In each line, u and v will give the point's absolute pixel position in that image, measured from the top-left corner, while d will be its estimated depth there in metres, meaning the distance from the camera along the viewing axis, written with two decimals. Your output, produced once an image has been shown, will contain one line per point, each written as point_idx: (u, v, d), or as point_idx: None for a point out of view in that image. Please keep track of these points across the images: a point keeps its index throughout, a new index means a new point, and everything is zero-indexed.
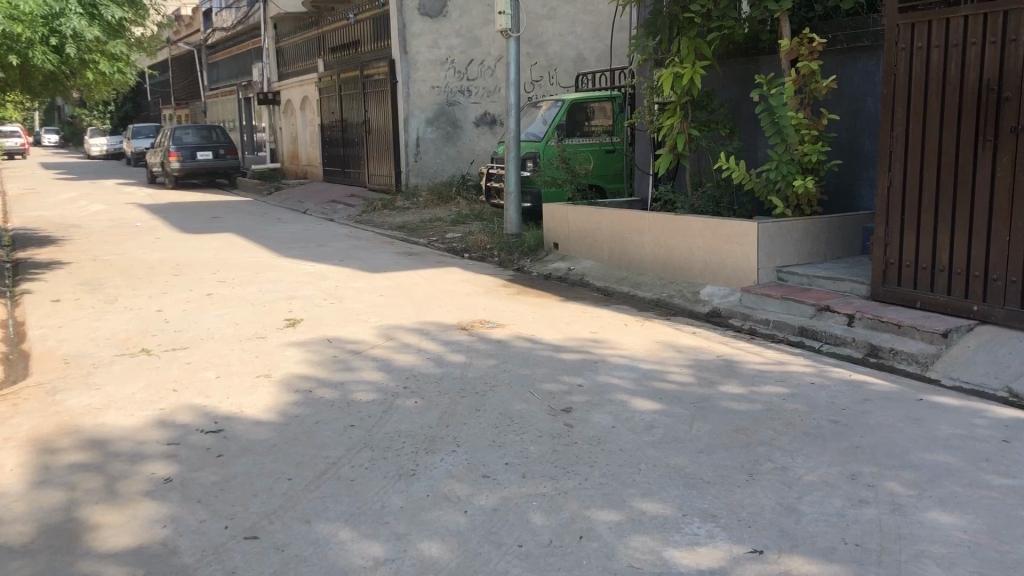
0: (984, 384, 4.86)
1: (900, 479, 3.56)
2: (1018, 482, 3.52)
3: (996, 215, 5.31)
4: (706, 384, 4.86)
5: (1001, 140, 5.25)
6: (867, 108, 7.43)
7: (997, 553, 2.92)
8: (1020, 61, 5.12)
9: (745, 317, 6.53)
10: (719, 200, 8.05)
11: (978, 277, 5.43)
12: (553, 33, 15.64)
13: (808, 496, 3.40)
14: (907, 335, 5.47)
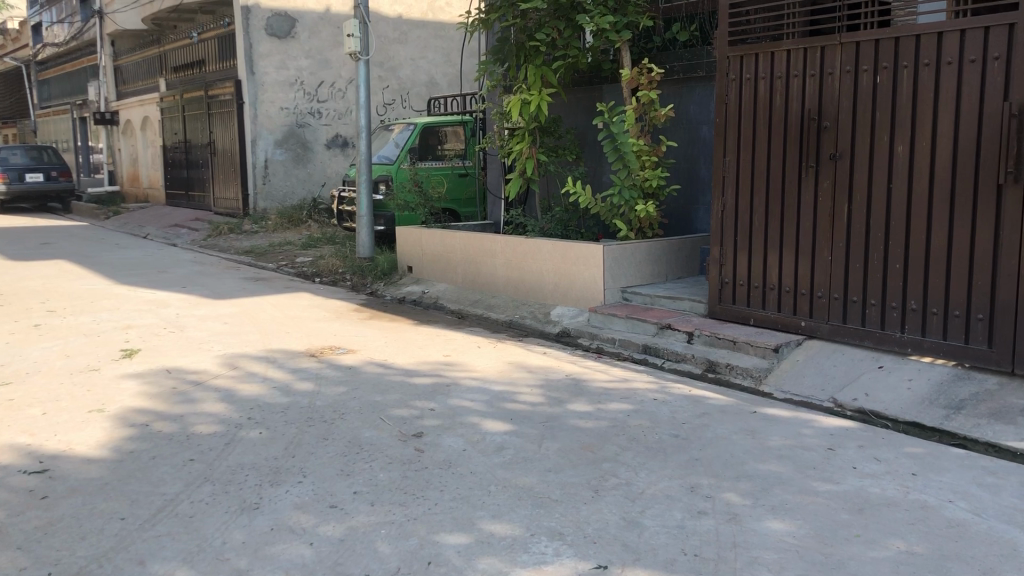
0: (811, 395, 5.16)
1: (736, 489, 3.73)
2: (842, 487, 3.75)
3: (819, 237, 5.67)
4: (554, 403, 4.95)
5: (822, 167, 5.62)
6: (703, 136, 7.82)
7: (822, 556, 3.10)
8: (836, 93, 5.52)
9: (593, 337, 6.70)
10: (567, 223, 8.26)
11: (805, 295, 5.78)
12: (405, 57, 15.68)
13: (650, 509, 3.52)
14: (742, 351, 5.76)
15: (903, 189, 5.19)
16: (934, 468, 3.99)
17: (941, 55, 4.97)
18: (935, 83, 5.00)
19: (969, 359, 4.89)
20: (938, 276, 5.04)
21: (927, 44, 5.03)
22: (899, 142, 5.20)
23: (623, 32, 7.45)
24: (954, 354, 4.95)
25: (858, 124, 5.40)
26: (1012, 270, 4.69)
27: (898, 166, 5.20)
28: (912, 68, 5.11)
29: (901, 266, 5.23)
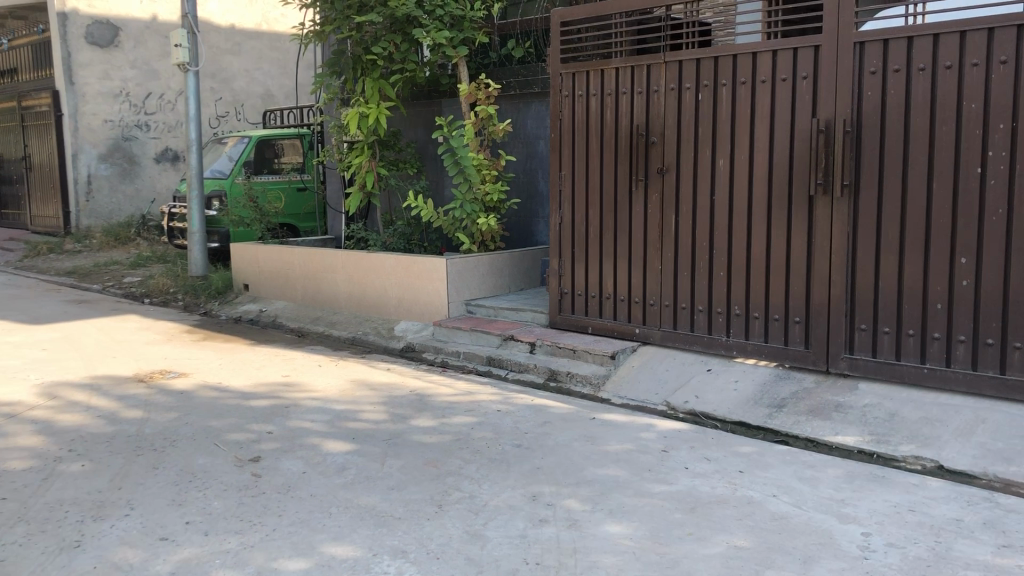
0: (647, 400, 5.35)
1: (576, 495, 3.81)
2: (675, 487, 3.90)
3: (650, 246, 5.90)
4: (397, 420, 4.91)
5: (651, 180, 5.85)
6: (540, 150, 7.98)
7: (657, 556, 3.21)
8: (662, 110, 5.76)
9: (437, 351, 6.71)
10: (410, 237, 8.23)
11: (638, 303, 6.00)
12: (239, 68, 15.22)
13: (493, 521, 3.54)
14: (581, 359, 5.90)
15: (725, 200, 5.47)
16: (759, 464, 4.22)
17: (756, 74, 5.28)
18: (752, 101, 5.31)
19: (789, 360, 5.21)
20: (759, 283, 5.35)
21: (744, 64, 5.34)
22: (720, 156, 5.48)
23: (459, 47, 7.54)
24: (775, 355, 5.26)
25: (683, 139, 5.66)
26: (824, 276, 5.03)
27: (721, 180, 5.48)
28: (731, 86, 5.40)
29: (725, 273, 5.51)
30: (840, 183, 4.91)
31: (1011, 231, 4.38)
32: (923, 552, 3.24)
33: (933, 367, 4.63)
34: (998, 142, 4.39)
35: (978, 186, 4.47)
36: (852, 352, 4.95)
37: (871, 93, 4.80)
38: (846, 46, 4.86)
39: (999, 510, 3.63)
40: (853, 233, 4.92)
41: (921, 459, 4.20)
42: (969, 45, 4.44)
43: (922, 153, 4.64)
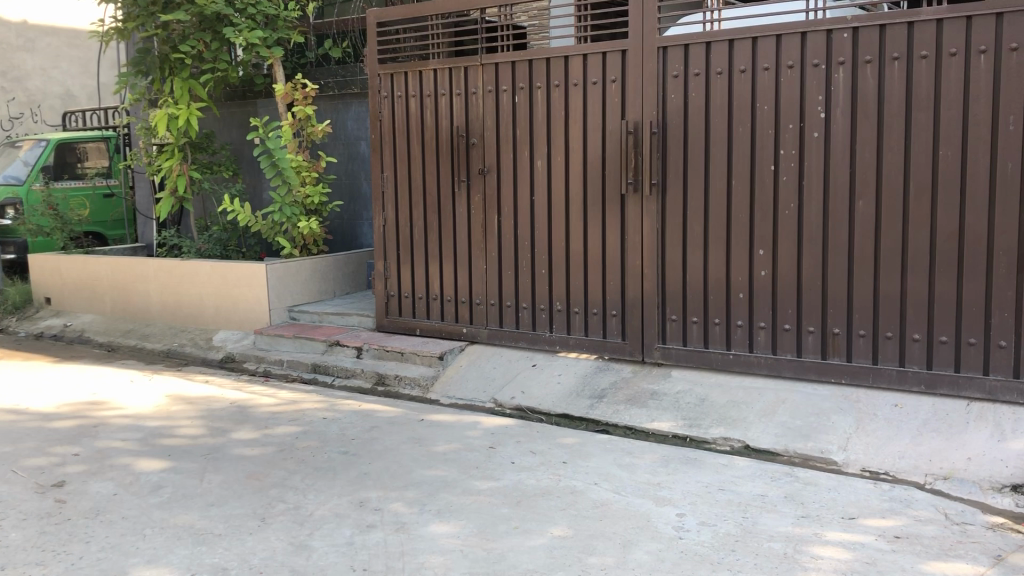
0: (474, 398, 5.40)
1: (403, 498, 3.80)
2: (501, 483, 3.97)
3: (474, 247, 5.96)
4: (217, 434, 4.72)
5: (472, 181, 5.91)
6: (361, 151, 7.90)
7: (484, 552, 3.25)
8: (480, 111, 5.83)
9: (259, 360, 6.51)
10: (227, 243, 7.92)
11: (464, 303, 6.05)
12: (33, 66, 14.18)
13: (318, 530, 3.47)
14: (409, 361, 5.88)
15: (544, 200, 5.61)
16: (582, 454, 4.35)
17: (568, 77, 5.44)
18: (565, 103, 5.47)
19: (608, 352, 5.40)
20: (578, 279, 5.51)
21: (556, 67, 5.48)
22: (538, 157, 5.61)
23: (274, 47, 7.35)
24: (595, 348, 5.45)
25: (502, 141, 5.75)
26: (637, 270, 5.25)
27: (539, 180, 5.62)
28: (545, 89, 5.54)
29: (546, 271, 5.64)
30: (649, 182, 5.14)
31: (802, 224, 4.72)
32: (731, 528, 3.44)
33: (737, 353, 4.94)
34: (788, 141, 4.72)
35: (772, 182, 4.78)
36: (665, 342, 5.20)
37: (674, 96, 5.06)
38: (651, 51, 5.09)
39: (798, 483, 3.91)
40: (662, 229, 5.16)
41: (730, 440, 4.46)
42: (760, 50, 4.75)
43: (722, 152, 4.92)
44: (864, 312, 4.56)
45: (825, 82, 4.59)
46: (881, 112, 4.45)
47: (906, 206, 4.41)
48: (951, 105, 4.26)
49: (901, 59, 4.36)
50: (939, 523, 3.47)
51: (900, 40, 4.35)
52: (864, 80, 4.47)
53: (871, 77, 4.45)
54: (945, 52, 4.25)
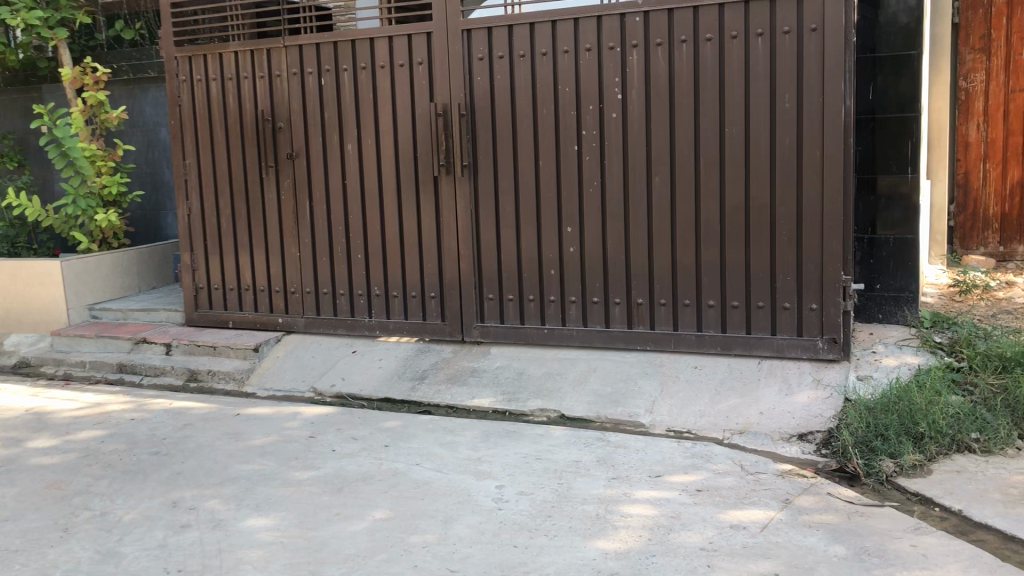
0: (293, 389, 5.30)
1: (219, 495, 3.69)
2: (321, 471, 3.93)
3: (286, 233, 5.82)
4: (11, 444, 4.40)
5: (281, 166, 5.76)
6: (161, 138, 7.53)
7: (305, 541, 3.22)
8: (285, 95, 5.69)
9: (58, 363, 6.09)
10: (15, 240, 7.35)
11: (279, 292, 5.91)
12: None
13: (128, 536, 3.32)
14: (222, 355, 5.69)
15: (356, 184, 5.55)
16: (403, 437, 4.38)
17: (374, 60, 5.40)
18: (373, 86, 5.43)
19: (428, 334, 5.44)
20: (393, 263, 5.51)
21: (362, 49, 5.43)
22: (348, 141, 5.55)
23: (57, 28, 6.86)
24: (414, 330, 5.47)
25: (309, 124, 5.64)
26: (453, 251, 5.31)
27: (349, 164, 5.56)
28: (352, 71, 5.48)
29: (362, 256, 5.60)
30: (459, 164, 5.20)
31: (605, 201, 4.92)
32: (547, 495, 3.57)
33: (551, 328, 5.11)
34: (589, 121, 4.90)
35: (576, 161, 4.96)
36: (483, 321, 5.30)
37: (480, 78, 5.13)
38: (455, 33, 5.13)
39: (610, 447, 4.10)
40: (474, 209, 5.24)
41: (546, 411, 4.62)
42: (560, 33, 4.90)
43: (528, 133, 5.05)
44: (665, 283, 4.83)
45: (620, 64, 4.79)
46: (672, 93, 4.70)
47: (699, 181, 4.69)
48: (734, 86, 4.57)
49: (688, 42, 4.62)
50: (736, 474, 3.74)
51: (687, 24, 4.61)
52: (656, 62, 4.71)
53: (662, 60, 4.69)
54: (727, 35, 4.54)
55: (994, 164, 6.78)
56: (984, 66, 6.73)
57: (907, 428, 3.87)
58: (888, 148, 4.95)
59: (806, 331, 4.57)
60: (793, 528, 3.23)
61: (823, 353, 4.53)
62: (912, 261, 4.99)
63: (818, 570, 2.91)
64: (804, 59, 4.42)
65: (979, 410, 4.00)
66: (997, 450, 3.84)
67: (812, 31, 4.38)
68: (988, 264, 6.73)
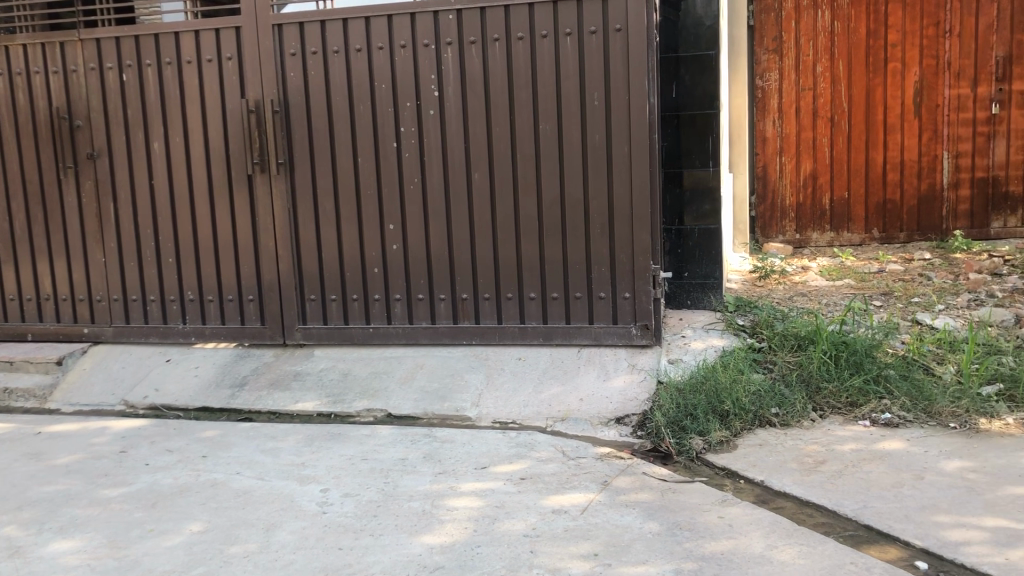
0: (102, 403, 5.00)
1: (17, 521, 3.43)
2: (133, 487, 3.73)
3: (89, 238, 5.47)
4: None
5: (81, 166, 5.41)
6: None
7: (114, 561, 3.05)
8: (83, 91, 5.35)
9: None
10: None
11: (83, 301, 5.55)
12: None
13: None
14: (20, 371, 5.32)
15: (165, 184, 5.30)
16: (222, 446, 4.23)
17: (181, 54, 5.17)
18: (179, 82, 5.20)
19: (248, 338, 5.27)
20: (209, 266, 5.30)
21: (166, 43, 5.18)
22: (155, 140, 5.28)
23: None
24: (233, 335, 5.28)
25: (111, 122, 5.33)
26: (271, 252, 5.16)
27: (157, 164, 5.29)
28: (156, 66, 5.22)
29: (174, 260, 5.35)
30: (275, 162, 5.06)
31: (426, 198, 4.93)
32: (373, 495, 3.55)
33: (376, 326, 5.07)
34: (406, 118, 4.89)
35: (395, 159, 4.93)
36: (305, 323, 5.19)
37: (294, 74, 5.02)
38: (265, 28, 4.99)
39: (436, 443, 4.13)
40: (292, 209, 5.12)
41: (372, 411, 4.59)
42: (373, 30, 4.86)
43: (345, 130, 4.98)
44: (487, 277, 4.89)
45: (436, 61, 4.81)
46: (487, 90, 4.77)
47: (516, 177, 4.79)
48: (546, 83, 4.69)
49: (501, 40, 4.70)
50: (558, 461, 3.85)
51: (499, 22, 4.69)
52: (471, 59, 4.76)
53: (477, 57, 4.75)
54: (537, 34, 4.66)
55: (789, 157, 7.31)
56: (777, 66, 7.23)
57: (714, 406, 4.12)
58: (692, 143, 5.22)
59: (621, 318, 4.76)
60: (610, 508, 3.36)
61: (637, 339, 4.74)
62: (717, 250, 5.29)
63: (634, 547, 3.04)
64: (610, 57, 4.60)
65: (777, 386, 4.30)
66: (794, 422, 4.15)
67: (617, 30, 4.57)
68: (786, 251, 7.24)
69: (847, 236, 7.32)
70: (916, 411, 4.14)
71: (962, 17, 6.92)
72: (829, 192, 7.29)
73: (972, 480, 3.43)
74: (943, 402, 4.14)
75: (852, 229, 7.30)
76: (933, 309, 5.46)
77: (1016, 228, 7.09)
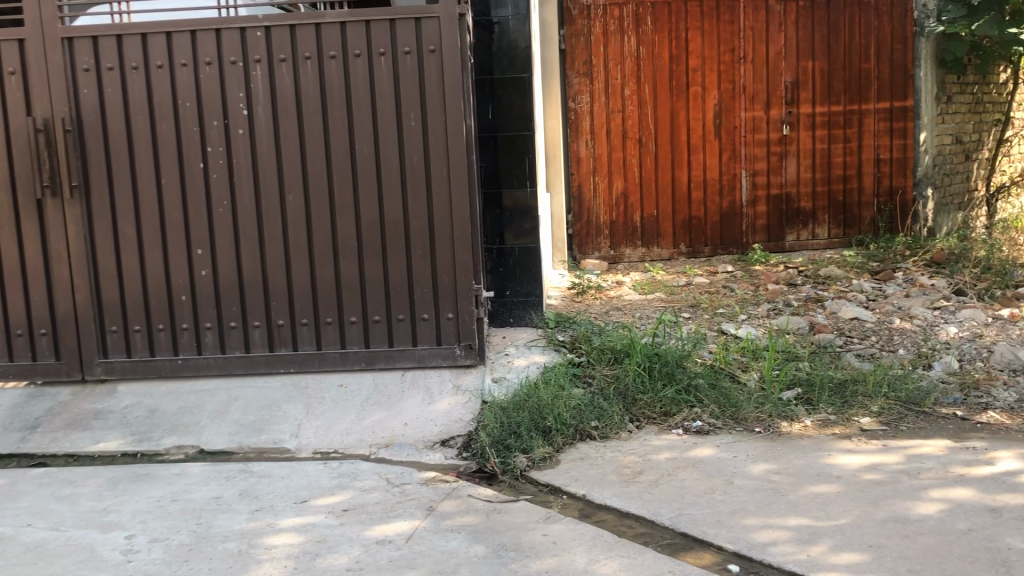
0: None
1: None
2: None
3: None
4: None
5: None
6: None
7: None
8: None
9: None
10: None
11: None
12: None
13: None
14: None
15: None
16: (12, 496, 3.85)
17: None
18: None
19: (40, 376, 4.83)
20: None
21: None
22: None
23: None
24: (23, 373, 4.82)
25: None
26: (66, 281, 4.77)
27: None
28: None
29: None
30: (68, 185, 4.69)
31: (237, 221, 4.72)
32: (184, 538, 3.33)
33: (185, 357, 4.78)
34: (214, 138, 4.67)
35: (202, 180, 4.70)
36: (106, 356, 4.82)
37: (87, 91, 4.68)
38: (53, 41, 4.64)
39: (253, 478, 3.94)
40: (89, 235, 4.76)
41: (183, 448, 4.34)
42: (175, 46, 4.62)
43: (147, 151, 4.70)
44: (304, 302, 4.73)
45: (244, 79, 4.63)
46: (300, 109, 4.63)
47: (332, 198, 4.67)
48: (360, 103, 4.61)
49: (312, 59, 4.59)
50: (382, 489, 3.76)
51: (309, 41, 4.58)
52: (282, 78, 4.62)
53: (287, 76, 4.61)
54: (350, 54, 4.58)
55: (602, 177, 7.52)
56: (588, 89, 7.41)
57: (536, 423, 4.16)
58: (509, 164, 5.28)
59: (444, 339, 4.73)
60: (436, 534, 3.31)
61: (461, 360, 4.72)
62: (536, 268, 5.37)
63: (460, 573, 3.00)
64: (425, 78, 4.58)
65: (596, 400, 4.40)
66: (613, 435, 4.25)
67: (431, 52, 4.56)
68: (601, 267, 7.47)
69: (657, 251, 7.64)
70: (725, 417, 4.35)
71: (755, 44, 7.40)
72: (640, 209, 7.58)
73: (776, 482, 3.62)
74: (748, 407, 4.38)
75: (661, 245, 7.63)
76: (736, 318, 5.78)
77: (807, 241, 7.71)
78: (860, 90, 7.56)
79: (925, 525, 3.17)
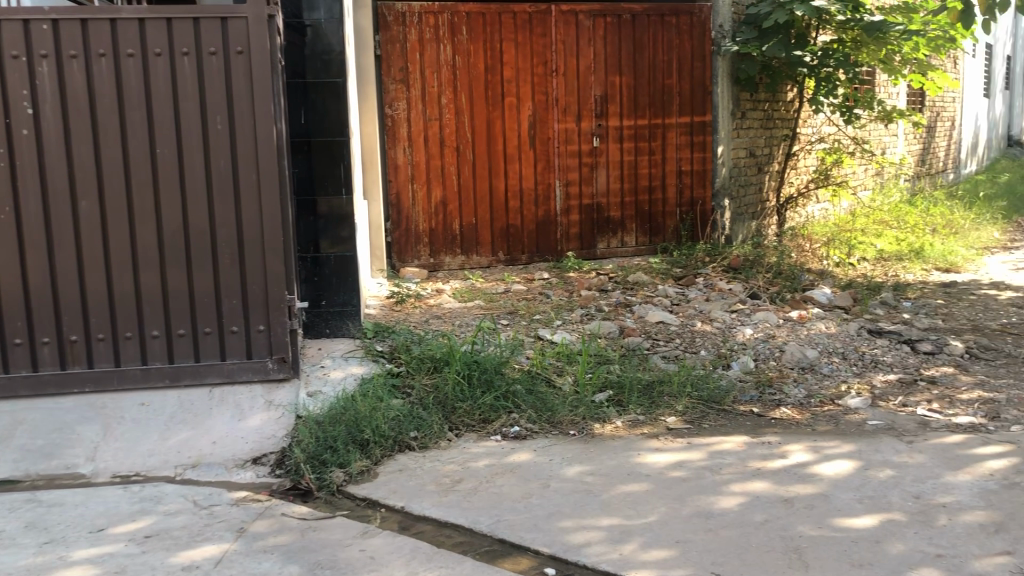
0: None
1: None
2: None
3: None
4: None
5: None
6: None
7: None
8: None
9: None
10: None
11: None
12: None
13: None
14: None
15: None
16: None
17: None
18: None
19: None
20: None
21: None
22: None
23: None
24: None
25: None
26: None
27: None
28: None
29: None
30: None
31: (21, 229, 4.34)
32: None
33: None
34: None
35: None
36: None
37: None
38: None
39: (41, 508, 3.62)
40: None
41: None
42: None
43: None
44: (100, 315, 4.41)
45: (28, 76, 4.26)
46: (93, 109, 4.32)
47: (131, 204, 4.39)
48: (161, 105, 4.36)
49: (107, 56, 4.29)
50: (188, 512, 3.56)
51: (104, 37, 4.28)
52: (71, 75, 4.29)
53: (79, 73, 4.29)
54: (150, 52, 4.32)
55: (420, 184, 7.48)
56: (405, 96, 7.36)
57: (353, 436, 4.07)
58: (323, 170, 5.16)
59: (255, 353, 4.54)
60: (247, 557, 3.16)
61: (274, 374, 4.55)
62: (353, 277, 5.27)
63: None
64: (231, 80, 4.39)
65: (415, 410, 4.36)
66: (432, 444, 4.22)
67: (238, 53, 4.38)
68: (421, 275, 7.44)
69: (475, 259, 7.70)
70: (541, 422, 4.43)
71: (566, 57, 7.61)
72: (458, 217, 7.61)
73: (590, 483, 3.71)
74: (563, 411, 4.48)
75: (480, 253, 7.70)
76: (551, 324, 5.90)
77: (616, 248, 8.03)
78: (663, 104, 7.94)
79: (727, 518, 3.34)
